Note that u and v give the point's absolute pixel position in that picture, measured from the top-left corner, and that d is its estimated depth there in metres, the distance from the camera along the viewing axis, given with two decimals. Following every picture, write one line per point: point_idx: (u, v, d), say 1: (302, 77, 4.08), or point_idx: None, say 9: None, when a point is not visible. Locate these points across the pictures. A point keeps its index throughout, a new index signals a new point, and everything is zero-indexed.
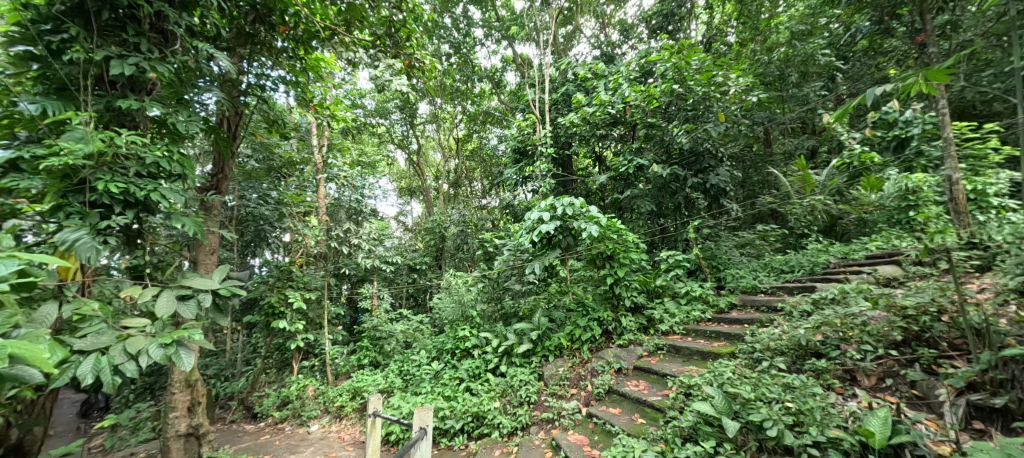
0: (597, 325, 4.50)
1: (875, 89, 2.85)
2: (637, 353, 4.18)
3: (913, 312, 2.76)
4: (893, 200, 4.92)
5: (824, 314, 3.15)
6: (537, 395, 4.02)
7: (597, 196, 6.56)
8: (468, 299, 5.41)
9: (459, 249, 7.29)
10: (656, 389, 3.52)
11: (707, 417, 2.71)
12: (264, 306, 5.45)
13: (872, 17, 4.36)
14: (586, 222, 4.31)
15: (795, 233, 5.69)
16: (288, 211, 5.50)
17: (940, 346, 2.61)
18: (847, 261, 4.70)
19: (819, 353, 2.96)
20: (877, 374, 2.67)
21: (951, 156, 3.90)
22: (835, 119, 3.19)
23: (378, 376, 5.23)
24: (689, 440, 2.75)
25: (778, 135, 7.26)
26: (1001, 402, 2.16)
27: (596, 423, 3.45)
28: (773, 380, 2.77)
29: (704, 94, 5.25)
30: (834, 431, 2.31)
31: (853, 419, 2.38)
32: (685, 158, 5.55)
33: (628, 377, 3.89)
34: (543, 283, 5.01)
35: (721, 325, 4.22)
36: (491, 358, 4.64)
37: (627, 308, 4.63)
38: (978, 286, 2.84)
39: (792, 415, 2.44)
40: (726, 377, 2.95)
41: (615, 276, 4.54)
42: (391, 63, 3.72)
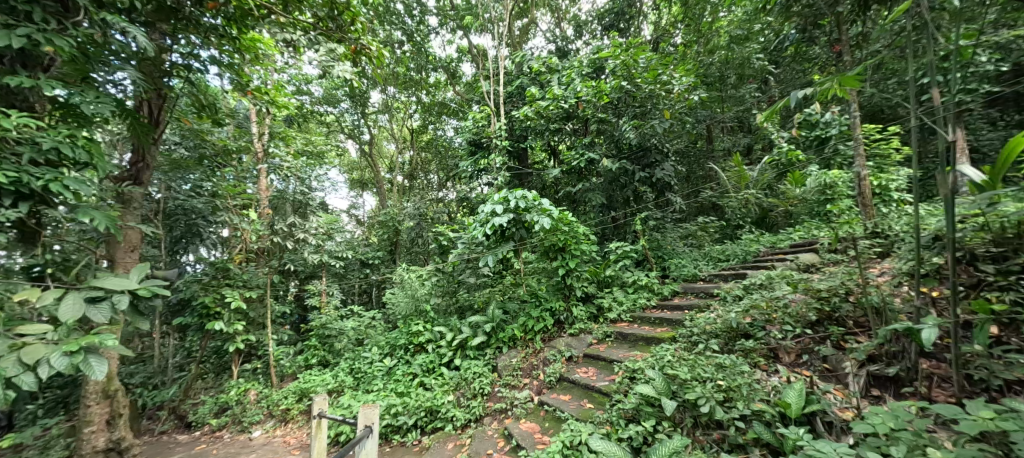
0: (549, 315, 4.64)
1: (798, 93, 3.11)
2: (587, 341, 4.32)
3: (826, 294, 3.07)
4: (813, 193, 5.46)
5: (752, 298, 3.43)
6: (491, 386, 4.09)
7: (552, 190, 6.70)
8: (422, 293, 5.40)
9: (414, 243, 7.21)
10: (604, 375, 3.67)
11: (649, 399, 2.88)
12: (197, 308, 5.12)
13: (798, 26, 4.71)
14: (539, 215, 4.40)
15: (731, 225, 6.10)
16: (225, 203, 5.19)
17: (847, 324, 2.91)
18: (775, 250, 5.11)
19: (748, 334, 3.21)
20: (795, 351, 2.94)
21: (860, 154, 4.33)
22: (765, 119, 3.46)
23: (327, 375, 5.10)
24: (632, 421, 2.91)
25: (718, 133, 7.72)
26: (893, 371, 2.47)
27: (547, 410, 3.56)
28: (707, 361, 2.98)
29: (651, 92, 5.48)
30: (759, 404, 2.53)
31: (774, 392, 2.61)
32: (634, 152, 5.73)
33: (578, 365, 4.02)
34: (497, 276, 5.12)
35: (664, 312, 4.46)
36: (446, 352, 4.64)
37: (578, 297, 4.81)
38: (879, 270, 3.20)
39: (723, 392, 2.65)
40: (667, 360, 3.14)
41: (566, 267, 4.67)
42: (332, 48, 3.74)
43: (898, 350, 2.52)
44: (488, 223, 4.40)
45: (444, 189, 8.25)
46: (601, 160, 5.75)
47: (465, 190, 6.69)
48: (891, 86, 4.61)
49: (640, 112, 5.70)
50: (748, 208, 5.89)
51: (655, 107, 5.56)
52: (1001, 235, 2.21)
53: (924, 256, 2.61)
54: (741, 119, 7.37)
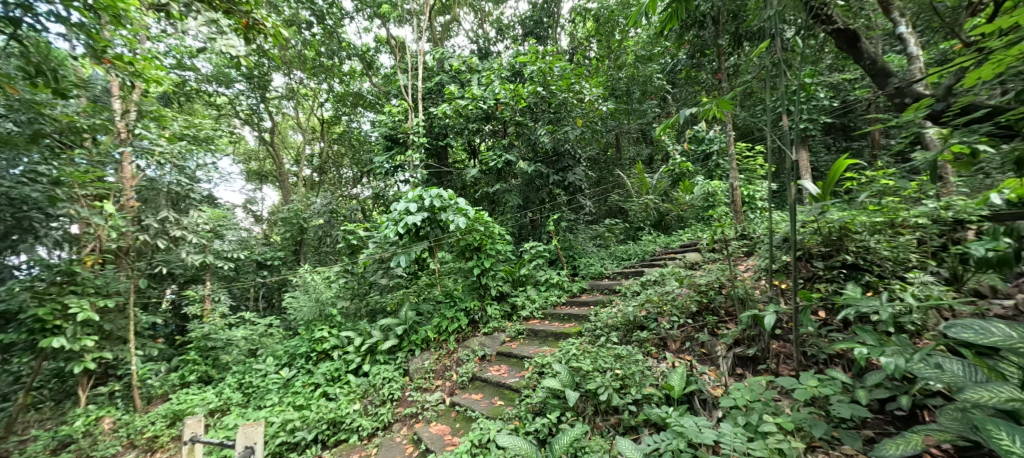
0: (463, 315, 4.70)
1: (687, 113, 3.51)
2: (501, 339, 4.45)
3: (705, 288, 3.51)
4: (699, 201, 6.18)
5: (647, 293, 3.80)
6: (401, 391, 4.05)
7: (471, 190, 6.76)
8: (327, 296, 5.18)
9: (322, 241, 6.83)
10: (515, 372, 3.81)
11: (555, 392, 3.08)
12: (26, 323, 4.05)
13: (690, 52, 5.31)
14: (454, 214, 4.45)
15: (633, 227, 6.68)
16: (72, 194, 4.09)
17: (720, 313, 3.37)
18: (667, 249, 5.69)
19: (643, 326, 3.56)
20: (680, 339, 3.33)
21: (734, 169, 4.94)
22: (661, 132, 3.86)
23: (209, 393, 4.60)
24: (539, 415, 3.08)
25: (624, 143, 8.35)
26: (752, 351, 2.92)
27: (458, 411, 3.62)
28: (607, 352, 3.25)
29: (564, 100, 5.80)
30: (649, 389, 2.83)
31: (662, 377, 2.93)
32: (549, 156, 6.00)
33: (490, 363, 4.13)
34: (411, 276, 5.12)
35: (571, 308, 4.76)
36: (353, 358, 4.49)
37: (493, 296, 4.91)
38: (746, 266, 3.75)
39: (619, 380, 2.92)
40: (573, 354, 3.38)
41: (481, 267, 4.77)
42: (212, 18, 3.39)
43: (756, 334, 2.97)
44: (402, 222, 4.33)
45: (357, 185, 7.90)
46: (517, 162, 5.94)
47: (380, 187, 6.49)
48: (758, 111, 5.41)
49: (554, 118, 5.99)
50: (648, 212, 6.51)
51: (569, 113, 5.88)
52: (829, 237, 2.72)
53: (777, 255, 3.12)
54: (644, 131, 8.05)
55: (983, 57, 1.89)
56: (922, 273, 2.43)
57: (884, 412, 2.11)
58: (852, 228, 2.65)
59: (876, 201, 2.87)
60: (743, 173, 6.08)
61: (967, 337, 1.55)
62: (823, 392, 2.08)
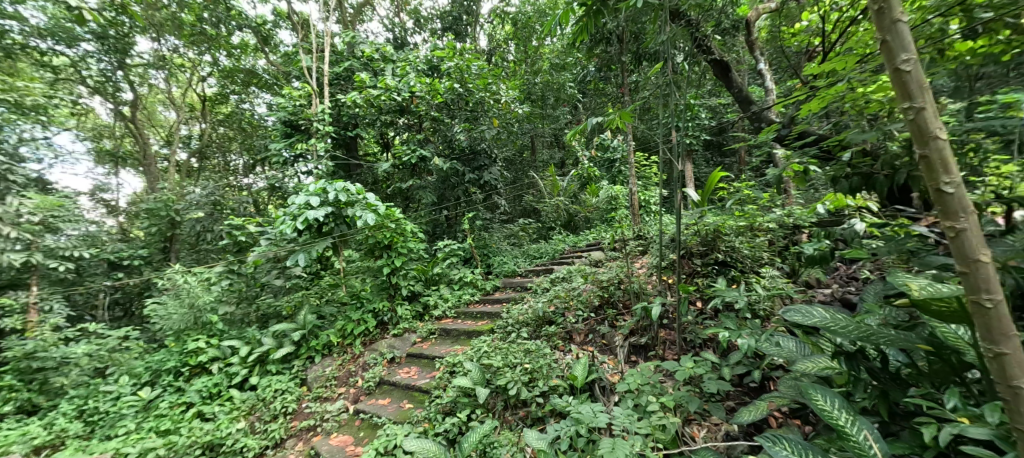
0: (371, 317, 4.59)
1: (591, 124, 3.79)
2: (411, 340, 4.41)
3: (606, 283, 3.83)
4: (603, 203, 6.69)
5: (556, 290, 4.06)
6: (296, 403, 3.78)
7: (384, 185, 6.52)
8: (205, 301, 4.57)
9: (201, 238, 5.96)
10: (425, 373, 3.82)
11: (466, 391, 3.18)
12: None
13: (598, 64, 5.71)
14: (363, 210, 4.34)
15: (546, 226, 6.91)
16: None
17: (618, 305, 3.70)
18: (575, 248, 6.06)
19: (552, 321, 3.79)
20: (584, 331, 3.60)
21: (632, 175, 5.55)
22: (570, 137, 4.13)
23: (32, 426, 3.58)
24: (449, 415, 3.15)
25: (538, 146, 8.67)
26: (644, 340, 3.25)
27: (362, 419, 3.48)
28: (517, 348, 3.41)
29: (482, 99, 5.93)
30: (555, 380, 3.03)
31: (567, 368, 3.13)
32: (464, 154, 6.11)
33: (400, 366, 4.07)
34: (313, 277, 4.92)
35: (484, 305, 4.89)
36: (238, 370, 4.07)
37: (404, 296, 4.84)
38: (641, 263, 4.16)
39: (528, 374, 3.09)
40: (484, 351, 3.52)
41: (392, 265, 4.68)
42: None
43: (646, 324, 3.30)
44: (302, 217, 4.08)
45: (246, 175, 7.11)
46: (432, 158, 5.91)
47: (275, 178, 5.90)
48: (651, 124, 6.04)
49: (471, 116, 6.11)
50: (559, 213, 6.81)
51: (486, 112, 6.04)
52: (705, 238, 3.18)
53: (666, 253, 3.53)
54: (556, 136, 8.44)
55: (815, 93, 2.37)
56: (771, 268, 2.91)
57: (742, 385, 2.49)
58: (722, 230, 3.11)
59: (740, 208, 3.40)
60: (640, 180, 6.75)
61: (800, 320, 1.70)
62: (697, 371, 2.39)
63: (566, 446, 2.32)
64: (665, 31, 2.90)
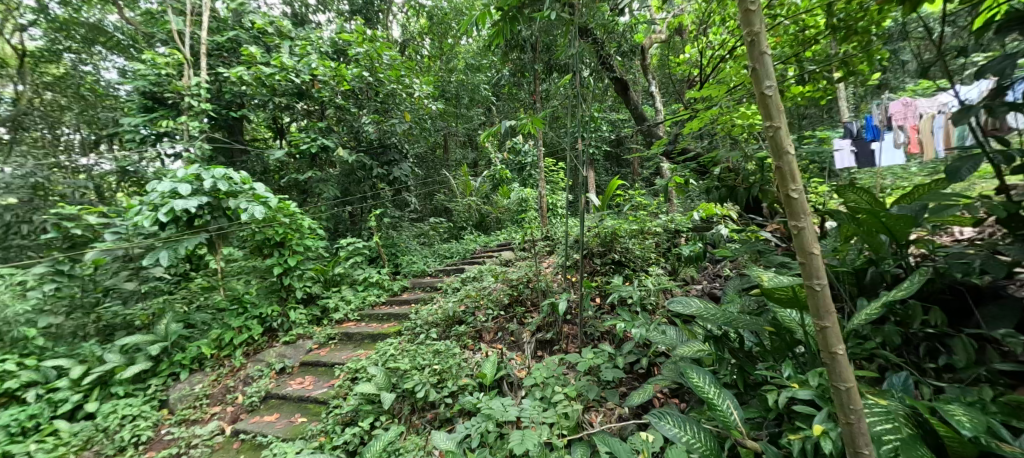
0: (257, 323, 4.24)
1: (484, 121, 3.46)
2: (307, 347, 4.14)
3: (516, 283, 3.97)
4: (514, 205, 6.96)
5: (466, 289, 4.15)
6: (153, 431, 3.24)
7: (275, 175, 6.06)
8: (12, 313, 3.53)
9: (12, 229, 3.95)
10: (322, 382, 3.59)
11: (369, 397, 3.12)
12: None
13: (512, 69, 5.85)
14: (249, 201, 4.00)
15: (457, 226, 7.03)
16: None
17: (526, 303, 3.85)
18: (485, 248, 6.18)
19: (462, 320, 3.85)
20: (494, 330, 3.69)
21: (542, 179, 5.90)
22: (484, 138, 4.21)
23: None
24: (349, 425, 3.04)
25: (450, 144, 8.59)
26: (550, 335, 3.40)
27: (242, 441, 3.13)
28: (426, 349, 3.43)
29: (394, 92, 5.76)
30: (464, 380, 3.05)
31: (476, 366, 3.16)
32: (373, 147, 5.88)
33: (291, 376, 3.77)
34: (178, 282, 4.31)
35: (390, 306, 4.80)
36: (68, 396, 3.34)
37: (299, 299, 4.61)
38: (548, 263, 4.40)
39: (437, 375, 3.10)
40: (390, 354, 3.48)
41: (284, 265, 4.41)
42: None
43: (552, 320, 3.46)
44: (165, 208, 3.60)
45: (90, 152, 5.36)
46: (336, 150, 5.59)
47: (125, 159, 4.82)
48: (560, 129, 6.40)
49: (382, 110, 5.91)
50: (471, 213, 6.96)
51: (398, 106, 5.89)
52: (603, 239, 3.49)
53: (571, 253, 3.78)
54: (469, 135, 8.44)
55: (696, 115, 2.74)
56: (657, 267, 3.28)
57: (634, 372, 2.75)
58: (618, 233, 3.45)
59: (633, 213, 3.81)
60: (549, 183, 7.09)
61: (683, 310, 1.95)
62: (596, 362, 2.60)
63: (477, 442, 2.38)
64: (574, 46, 3.10)
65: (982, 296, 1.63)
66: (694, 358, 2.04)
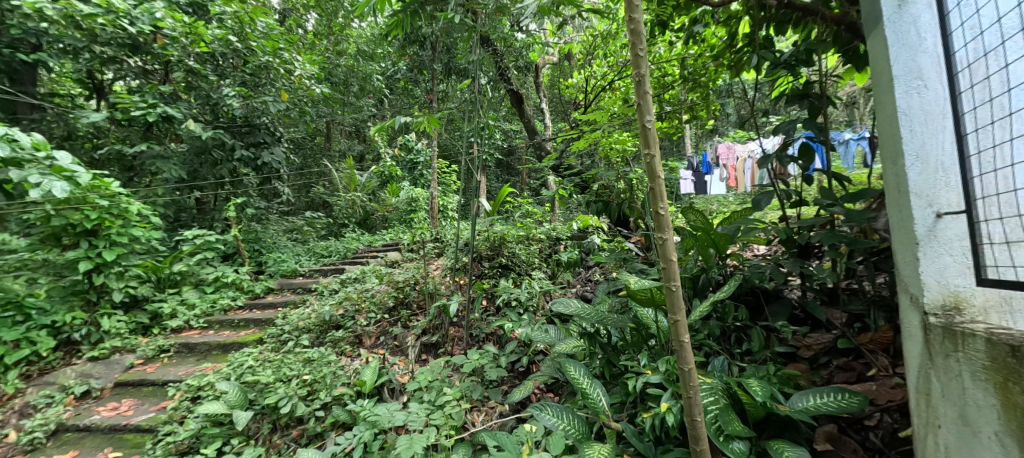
0: (47, 337, 3.36)
1: (401, 117, 2.76)
2: (125, 364, 3.46)
3: (402, 285, 3.77)
4: (403, 204, 6.78)
5: (346, 292, 3.90)
6: None
7: (87, 144, 4.54)
8: None
9: None
10: (147, 406, 3.00)
11: (216, 418, 2.65)
12: None
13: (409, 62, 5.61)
14: (45, 175, 3.22)
15: (337, 222, 6.73)
16: None
17: (413, 306, 3.65)
18: (369, 248, 5.94)
19: (339, 325, 3.60)
20: (375, 335, 3.44)
21: (434, 181, 5.88)
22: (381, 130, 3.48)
23: None
24: (186, 453, 2.54)
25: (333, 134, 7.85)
26: (436, 338, 3.20)
27: None
28: (296, 358, 3.07)
29: (264, 63, 4.92)
30: (339, 390, 2.72)
31: (354, 374, 2.87)
32: (236, 125, 5.04)
33: (98, 402, 3.10)
34: None
35: (254, 311, 4.31)
36: None
37: (118, 303, 3.84)
38: (437, 265, 4.34)
39: (307, 387, 2.75)
40: (247, 366, 3.07)
41: (95, 260, 3.60)
42: None
43: (439, 322, 3.29)
44: None
45: None
46: (185, 121, 4.58)
47: None
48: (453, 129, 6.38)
49: (253, 86, 5.04)
50: (355, 210, 6.73)
51: (272, 84, 5.09)
52: (492, 243, 3.64)
53: (460, 255, 3.78)
54: (356, 127, 7.88)
55: (582, 135, 3.06)
56: (538, 271, 3.52)
57: (514, 370, 2.75)
58: (506, 238, 3.63)
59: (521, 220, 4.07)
60: (440, 185, 7.07)
61: (563, 310, 2.15)
62: (481, 362, 2.66)
63: (358, 452, 2.22)
64: (475, 53, 3.14)
65: (770, 296, 2.12)
66: (569, 354, 2.24)
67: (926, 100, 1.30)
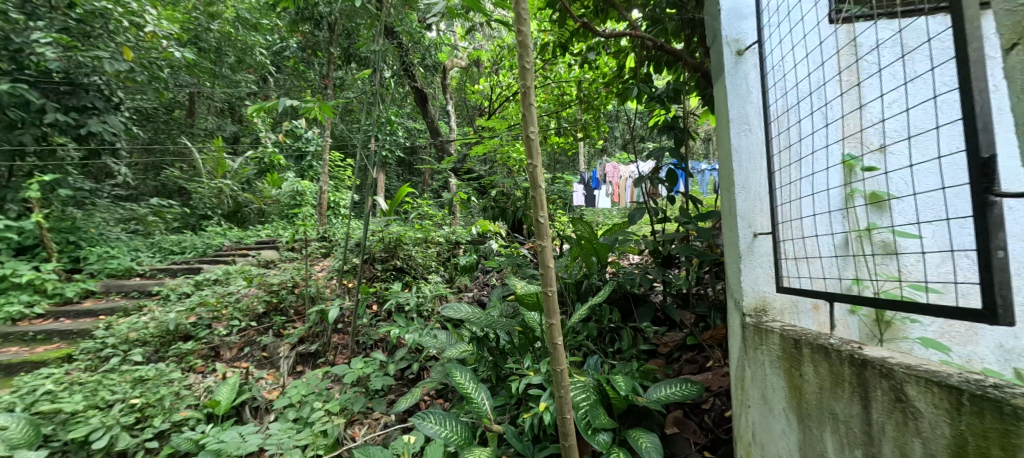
0: None
1: (286, 99, 2.53)
2: None
3: (277, 288, 3.34)
4: (285, 197, 6.19)
5: (202, 295, 3.30)
6: None
7: None
8: None
9: None
10: None
11: None
12: None
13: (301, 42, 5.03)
14: None
15: (197, 214, 5.88)
16: None
17: (288, 313, 3.25)
18: (239, 245, 5.26)
19: (189, 335, 3.00)
20: (238, 345, 2.98)
21: (324, 173, 5.48)
22: (251, 111, 2.40)
23: None
24: None
25: (201, 110, 6.76)
26: (314, 347, 2.88)
27: None
28: (121, 377, 2.37)
29: (98, 10, 3.86)
30: (182, 414, 2.17)
31: (206, 393, 2.34)
32: (50, 83, 3.97)
33: None
34: None
35: (63, 320, 3.48)
36: None
37: None
38: (321, 266, 3.95)
39: (135, 412, 2.12)
40: (43, 391, 2.25)
41: None
42: None
43: (320, 330, 2.98)
44: None
45: None
46: None
47: None
48: (350, 120, 5.95)
49: (80, 36, 3.95)
50: (221, 199, 5.96)
51: (109, 38, 4.01)
52: (387, 245, 3.52)
53: (348, 257, 3.49)
54: (232, 105, 6.87)
55: (483, 141, 3.10)
56: (436, 275, 3.49)
57: (403, 378, 2.58)
58: (403, 240, 3.54)
59: (419, 222, 4.01)
60: (332, 180, 6.65)
61: (453, 315, 2.14)
62: (365, 371, 2.38)
63: None
64: (378, 43, 2.96)
65: (639, 300, 2.37)
66: (459, 358, 2.21)
67: (748, 143, 1.37)
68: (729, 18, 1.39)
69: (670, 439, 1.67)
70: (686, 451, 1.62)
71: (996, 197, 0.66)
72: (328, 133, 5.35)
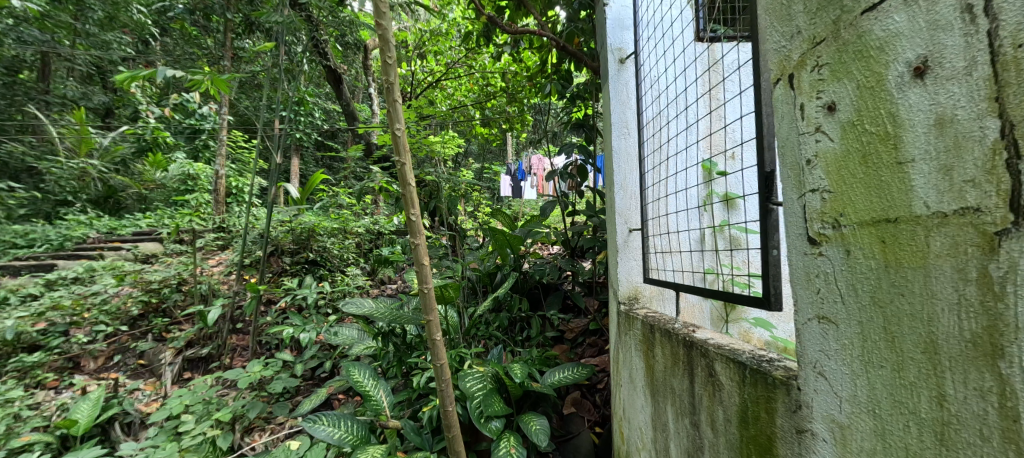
0: None
1: (167, 69, 2.21)
2: None
3: (157, 286, 3.01)
4: (174, 182, 5.55)
5: (54, 297, 2.82)
6: None
7: None
8: None
9: None
10: None
11: None
12: None
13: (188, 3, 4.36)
14: None
15: (52, 200, 5.01)
16: None
17: (172, 314, 2.97)
18: (109, 237, 4.63)
19: (36, 345, 2.58)
20: (105, 354, 2.68)
21: (222, 157, 4.95)
22: (117, 81, 1.98)
23: None
24: None
25: (59, 73, 5.66)
26: (204, 350, 2.66)
27: None
28: None
29: None
30: (24, 437, 1.86)
31: (60, 412, 2.05)
32: None
33: None
34: None
35: None
36: None
37: None
38: (216, 261, 3.62)
39: None
40: None
41: None
42: None
43: (213, 332, 2.76)
44: None
45: None
46: None
47: None
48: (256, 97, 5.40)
49: None
50: (85, 183, 5.12)
51: None
52: (298, 237, 3.31)
53: (249, 250, 3.21)
54: (103, 71, 5.87)
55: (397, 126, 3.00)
56: (354, 267, 3.38)
57: (313, 377, 2.50)
58: (317, 231, 3.34)
59: (336, 211, 3.82)
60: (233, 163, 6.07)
61: (355, 310, 1.93)
62: (264, 372, 2.20)
63: None
64: (281, 13, 2.68)
65: (548, 288, 2.50)
66: (365, 355, 2.15)
67: (626, 145, 1.50)
68: (613, 29, 1.54)
69: (568, 419, 1.80)
70: (581, 426, 1.75)
71: (774, 205, 0.75)
72: (227, 111, 4.82)
